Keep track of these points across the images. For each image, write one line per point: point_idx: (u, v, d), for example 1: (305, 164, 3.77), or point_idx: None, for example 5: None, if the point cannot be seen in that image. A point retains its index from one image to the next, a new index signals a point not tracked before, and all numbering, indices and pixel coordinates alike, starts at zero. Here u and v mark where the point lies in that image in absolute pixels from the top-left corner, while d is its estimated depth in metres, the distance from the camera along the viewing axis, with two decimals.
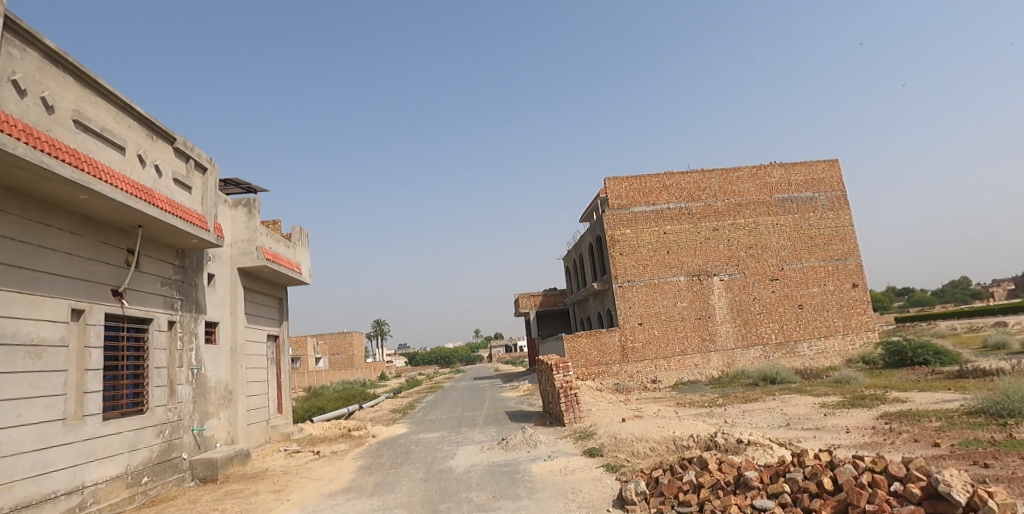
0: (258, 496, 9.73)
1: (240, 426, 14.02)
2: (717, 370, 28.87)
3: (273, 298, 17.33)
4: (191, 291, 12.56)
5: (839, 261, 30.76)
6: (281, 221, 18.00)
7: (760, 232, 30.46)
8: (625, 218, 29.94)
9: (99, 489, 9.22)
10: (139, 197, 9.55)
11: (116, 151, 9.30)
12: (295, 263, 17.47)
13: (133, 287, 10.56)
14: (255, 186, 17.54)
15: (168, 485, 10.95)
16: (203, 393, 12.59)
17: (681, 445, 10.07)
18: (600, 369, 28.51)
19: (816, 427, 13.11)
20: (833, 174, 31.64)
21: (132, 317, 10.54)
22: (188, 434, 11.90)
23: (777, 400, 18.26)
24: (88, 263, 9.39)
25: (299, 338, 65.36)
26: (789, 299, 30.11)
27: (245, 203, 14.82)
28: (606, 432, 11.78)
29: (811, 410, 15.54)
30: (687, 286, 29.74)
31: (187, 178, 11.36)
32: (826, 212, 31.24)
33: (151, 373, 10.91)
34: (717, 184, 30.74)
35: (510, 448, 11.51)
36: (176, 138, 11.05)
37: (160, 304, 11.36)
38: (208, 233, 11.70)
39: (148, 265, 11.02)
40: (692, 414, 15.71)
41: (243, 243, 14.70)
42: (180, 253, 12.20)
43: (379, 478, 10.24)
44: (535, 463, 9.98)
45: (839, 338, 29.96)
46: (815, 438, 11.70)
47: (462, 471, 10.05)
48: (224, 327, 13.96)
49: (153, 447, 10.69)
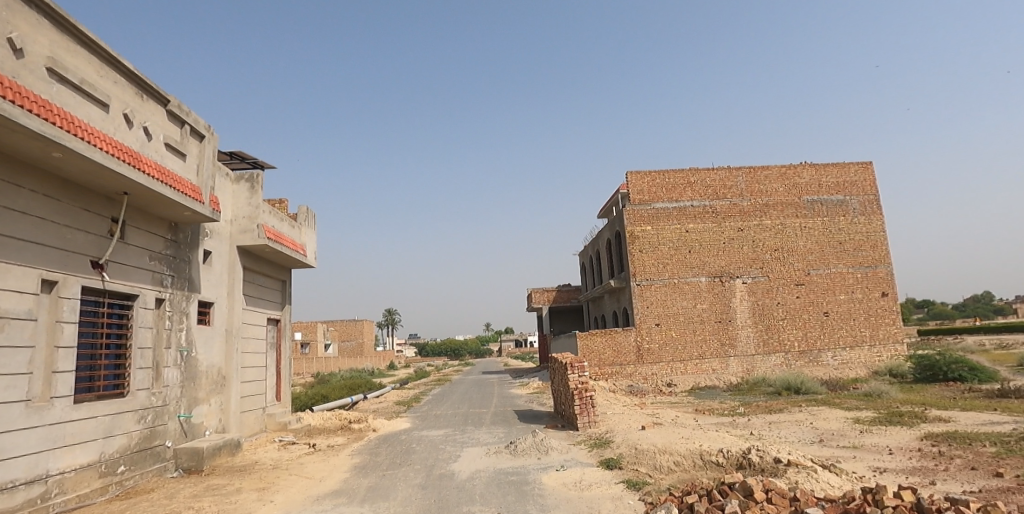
0: (239, 495, 8.81)
1: (231, 414, 13.17)
2: (735, 376, 27.69)
3: (275, 281, 16.48)
4: (184, 268, 11.70)
5: (868, 268, 29.37)
6: (287, 200, 17.13)
7: (786, 235, 29.14)
8: (645, 214, 28.78)
9: (66, 479, 8.40)
10: (123, 160, 8.67)
11: (98, 108, 8.42)
12: (300, 244, 16.58)
13: (117, 260, 9.71)
14: (262, 161, 16.67)
15: (148, 475, 10.14)
16: (192, 378, 11.76)
17: (709, 462, 9.07)
18: (613, 370, 27.50)
19: (853, 446, 11.96)
20: (866, 177, 30.19)
21: (115, 292, 9.70)
22: (174, 421, 11.07)
23: (804, 412, 17.08)
24: (64, 230, 8.54)
25: (309, 325, 65.11)
26: (814, 306, 28.77)
27: (248, 178, 13.96)
28: (624, 441, 10.76)
29: (844, 426, 14.35)
30: (707, 288, 28.52)
31: (181, 144, 10.47)
32: (857, 216, 29.79)
33: (134, 354, 10.07)
34: (743, 183, 29.43)
35: (518, 454, 10.52)
36: (170, 100, 10.16)
37: (148, 281, 10.49)
38: (202, 206, 10.81)
39: (135, 237, 10.17)
40: (714, 424, 14.61)
41: (244, 220, 13.82)
42: (172, 226, 11.33)
43: (373, 481, 9.28)
44: (546, 474, 8.99)
45: (865, 349, 28.62)
46: (855, 460, 10.58)
47: (466, 478, 9.09)
48: (220, 308, 13.10)
49: (132, 435, 9.85)
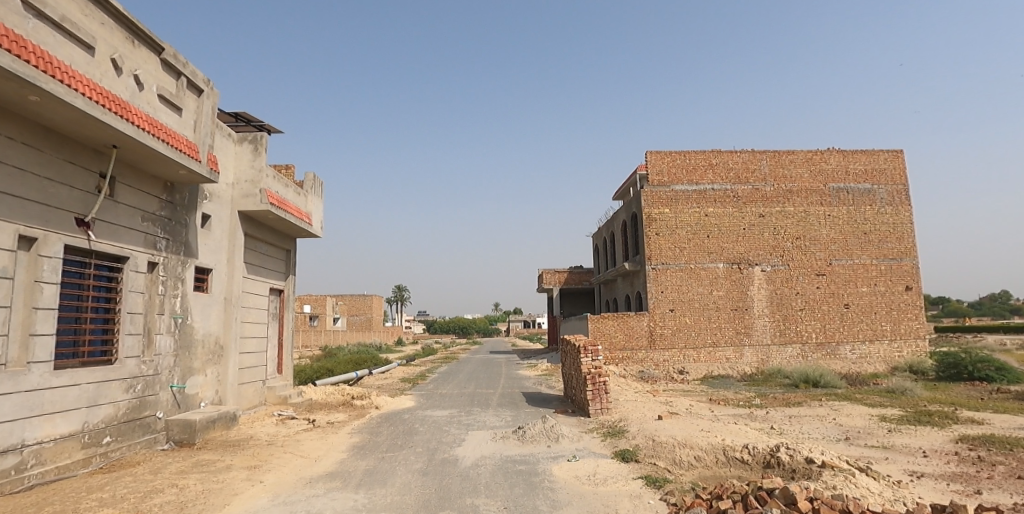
0: (228, 474, 8.22)
1: (229, 386, 12.64)
2: (750, 366, 26.92)
3: (279, 250, 15.85)
4: (180, 231, 11.07)
5: (893, 261, 28.32)
6: (293, 166, 16.46)
7: (809, 223, 28.09)
8: (664, 196, 27.88)
9: (44, 450, 7.88)
10: (109, 109, 8.00)
11: (81, 50, 7.75)
12: (305, 212, 15.94)
13: (105, 219, 9.08)
14: (268, 125, 15.98)
15: (136, 448, 9.62)
16: (187, 346, 11.20)
17: (733, 458, 8.42)
18: (624, 355, 26.86)
19: (884, 446, 11.18)
20: (895, 166, 28.98)
21: (103, 253, 9.09)
22: (166, 391, 10.54)
23: (826, 407, 16.30)
24: (45, 184, 7.93)
25: (318, 298, 64.87)
26: (834, 297, 27.81)
27: (251, 140, 13.36)
28: (641, 431, 10.09)
29: (870, 424, 13.58)
30: (724, 274, 27.63)
31: (176, 97, 9.79)
32: (884, 207, 28.65)
33: (123, 319, 9.49)
34: (767, 167, 28.34)
35: (527, 440, 9.87)
36: (164, 48, 9.46)
37: (140, 242, 9.87)
38: (198, 164, 10.14)
39: (126, 196, 9.53)
40: (731, 416, 13.88)
41: (246, 183, 13.16)
42: (168, 186, 10.69)
43: (371, 464, 8.67)
44: (557, 464, 8.34)
45: (885, 343, 27.71)
46: (888, 461, 9.84)
47: (470, 465, 8.44)
48: (218, 275, 12.50)
49: (120, 405, 9.31)
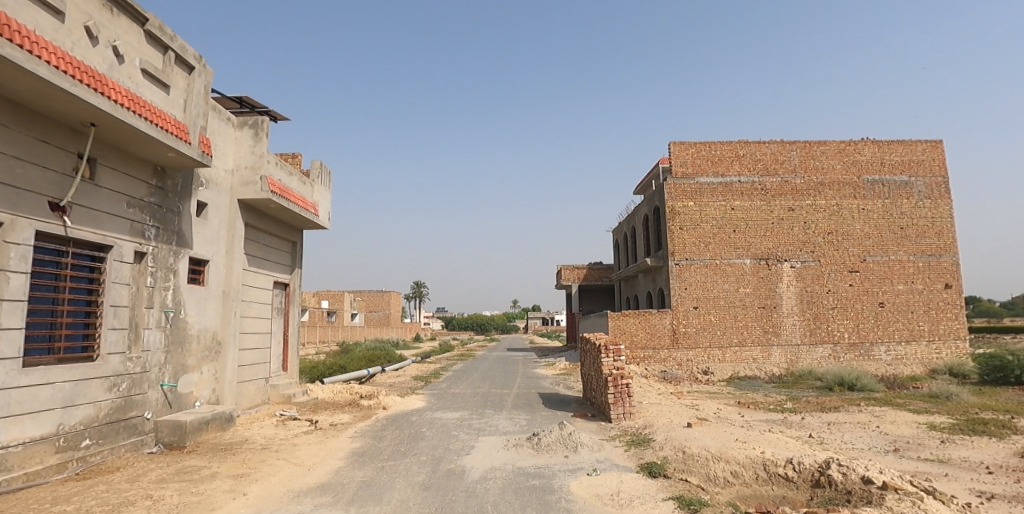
0: (210, 484, 7.43)
1: (227, 384, 11.94)
2: (778, 367, 25.66)
3: (284, 242, 15.14)
4: (172, 219, 10.35)
5: (932, 257, 26.77)
6: (300, 154, 15.75)
7: (842, 216, 26.70)
8: (688, 189, 26.74)
9: (10, 455, 7.18)
10: (82, 81, 7.28)
11: (47, 15, 7.05)
12: (311, 202, 15.19)
13: (84, 203, 8.38)
14: (273, 111, 15.27)
15: (119, 451, 8.89)
16: (180, 342, 10.51)
17: (776, 475, 7.47)
18: (645, 354, 25.80)
19: (939, 459, 10.06)
20: (934, 156, 27.40)
21: (82, 240, 8.39)
22: (156, 390, 9.82)
23: (866, 413, 15.12)
24: (13, 163, 7.25)
25: (336, 293, 64.60)
26: (868, 295, 26.40)
27: (252, 124, 12.62)
28: (669, 439, 9.15)
29: (918, 433, 12.42)
30: (751, 271, 26.38)
31: (162, 73, 9.06)
32: (922, 200, 27.09)
33: (106, 312, 8.78)
34: (797, 158, 26.98)
35: (542, 449, 8.95)
36: (147, 18, 8.74)
37: (126, 230, 9.15)
38: (188, 147, 9.38)
39: (108, 180, 8.83)
40: (764, 423, 12.85)
41: (246, 170, 12.42)
42: (159, 171, 9.97)
43: (370, 474, 7.85)
44: (575, 479, 7.45)
45: (922, 345, 26.23)
46: (949, 479, 8.75)
47: (477, 479, 7.55)
48: (216, 267, 11.76)
49: (101, 405, 8.60)
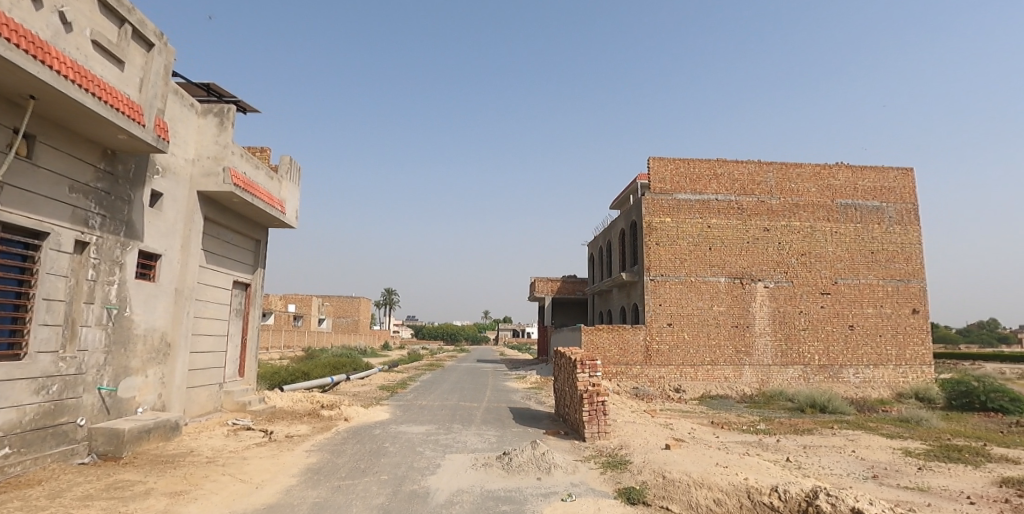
0: (142, 503, 6.64)
1: (174, 389, 11.05)
2: (749, 387, 25.49)
3: (247, 240, 14.32)
4: (121, 208, 9.54)
5: (901, 282, 27.08)
6: (269, 149, 14.99)
7: (815, 239, 26.83)
8: (665, 205, 26.55)
9: None
10: (21, 47, 6.55)
11: None
12: (278, 199, 14.42)
13: (18, 183, 7.58)
14: (242, 102, 14.51)
15: (44, 461, 8.01)
16: (123, 342, 9.65)
17: (761, 504, 7.01)
18: (618, 370, 25.42)
19: (920, 488, 9.77)
20: (905, 184, 27.81)
21: (13, 224, 7.56)
22: (92, 394, 8.95)
23: (841, 437, 14.88)
24: None
25: (304, 298, 62.88)
26: (838, 317, 26.54)
27: (217, 112, 11.87)
28: (647, 462, 8.65)
29: (895, 459, 12.18)
30: (726, 289, 26.29)
31: (116, 47, 8.33)
32: (893, 226, 27.44)
33: (37, 306, 7.95)
34: (774, 180, 27.09)
35: (513, 471, 8.35)
36: None
37: (66, 217, 8.33)
38: (141, 129, 8.62)
39: (49, 160, 8.04)
40: (740, 445, 12.48)
41: (208, 160, 11.64)
42: (109, 154, 9.18)
43: (324, 494, 7.16)
44: (548, 504, 6.89)
45: (890, 368, 26.43)
46: (933, 509, 8.42)
47: (442, 502, 6.90)
48: (169, 262, 10.93)
49: (26, 409, 7.73)
